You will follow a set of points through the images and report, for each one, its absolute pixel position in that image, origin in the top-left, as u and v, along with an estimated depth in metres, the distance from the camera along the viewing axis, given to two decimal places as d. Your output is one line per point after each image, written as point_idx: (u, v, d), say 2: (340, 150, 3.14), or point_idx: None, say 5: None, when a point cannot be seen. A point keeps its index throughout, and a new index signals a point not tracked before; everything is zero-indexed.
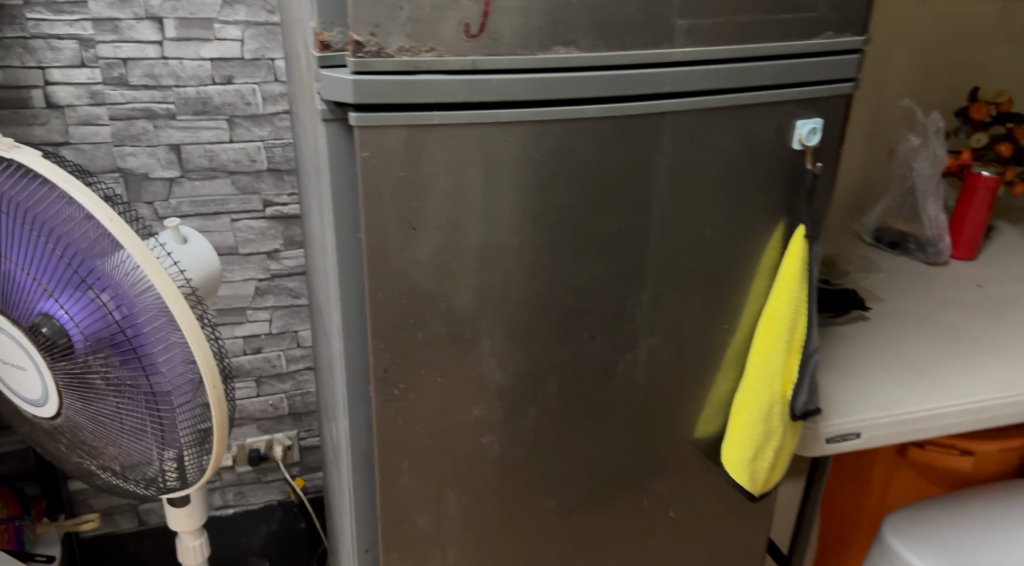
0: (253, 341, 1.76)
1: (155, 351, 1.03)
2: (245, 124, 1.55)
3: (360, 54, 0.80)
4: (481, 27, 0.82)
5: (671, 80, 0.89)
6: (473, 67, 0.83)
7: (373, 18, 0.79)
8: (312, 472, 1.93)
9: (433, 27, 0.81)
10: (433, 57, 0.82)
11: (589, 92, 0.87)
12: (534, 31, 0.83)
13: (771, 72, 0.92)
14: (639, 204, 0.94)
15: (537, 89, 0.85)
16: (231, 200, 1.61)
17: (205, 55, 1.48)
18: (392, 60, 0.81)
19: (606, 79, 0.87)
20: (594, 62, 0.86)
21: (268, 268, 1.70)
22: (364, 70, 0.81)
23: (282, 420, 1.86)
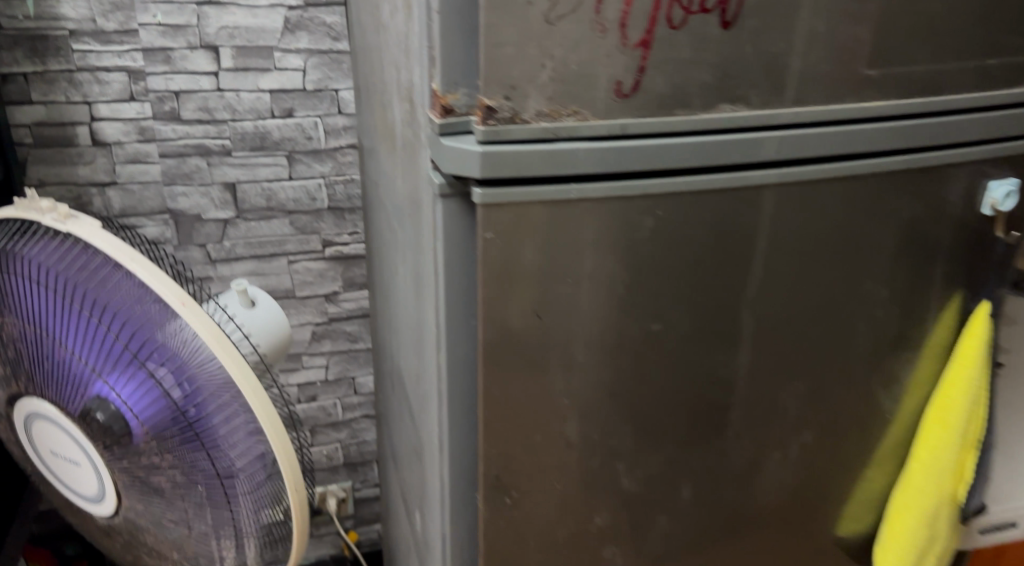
0: (308, 389, 1.63)
1: (223, 441, 0.87)
2: (305, 160, 1.42)
3: (491, 122, 0.66)
4: (635, 85, 0.66)
5: (852, 140, 0.74)
6: (622, 132, 0.68)
7: (509, 79, 0.64)
8: (367, 525, 1.79)
9: (580, 86, 0.66)
10: (576, 122, 0.67)
11: (758, 157, 0.71)
12: (698, 86, 0.67)
13: (962, 127, 0.77)
14: (801, 282, 0.79)
15: (698, 156, 0.70)
16: (289, 241, 1.48)
17: (265, 86, 1.35)
18: (527, 128, 0.66)
19: (780, 142, 0.71)
20: (765, 122, 0.70)
21: (325, 312, 1.57)
22: (493, 139, 0.66)
23: (336, 470, 1.72)
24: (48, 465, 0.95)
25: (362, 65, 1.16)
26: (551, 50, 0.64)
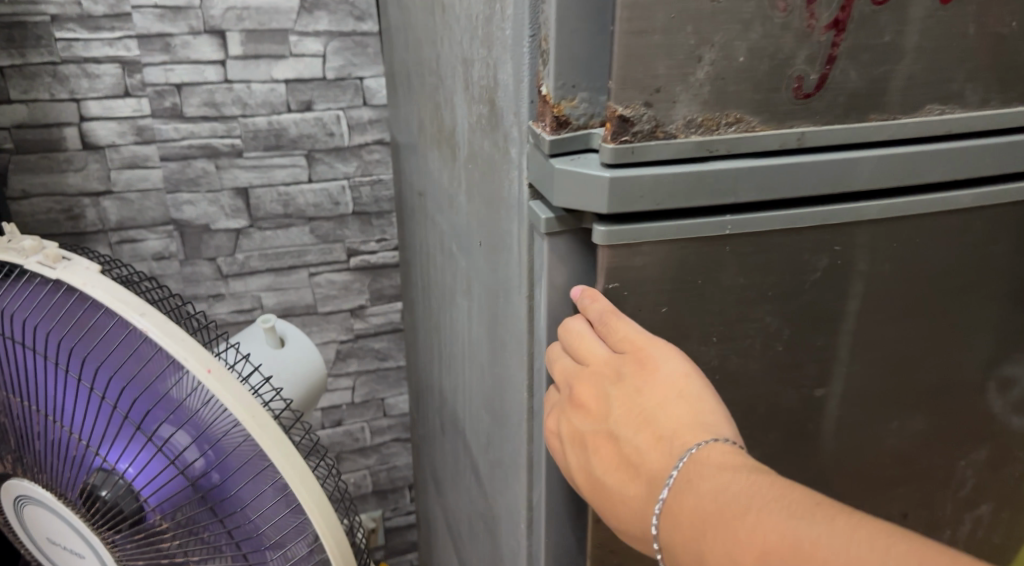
0: (333, 413, 1.47)
1: (256, 515, 0.71)
2: (327, 159, 1.24)
3: (626, 138, 0.48)
4: (819, 82, 0.49)
5: None
6: (797, 144, 0.51)
7: (653, 78, 0.47)
8: (398, 554, 1.65)
9: (746, 85, 0.48)
10: (738, 134, 0.49)
11: (963, 170, 0.54)
12: (895, 79, 0.51)
13: None
14: (985, 325, 0.64)
15: (891, 174, 0.53)
16: (310, 251, 1.30)
17: (278, 76, 1.17)
18: (673, 144, 0.49)
19: (989, 151, 0.55)
20: (973, 125, 0.54)
21: (351, 328, 1.39)
22: (626, 160, 0.49)
23: (365, 498, 1.57)
24: (48, 554, 0.78)
25: (400, 51, 0.97)
26: (711, 37, 0.47)
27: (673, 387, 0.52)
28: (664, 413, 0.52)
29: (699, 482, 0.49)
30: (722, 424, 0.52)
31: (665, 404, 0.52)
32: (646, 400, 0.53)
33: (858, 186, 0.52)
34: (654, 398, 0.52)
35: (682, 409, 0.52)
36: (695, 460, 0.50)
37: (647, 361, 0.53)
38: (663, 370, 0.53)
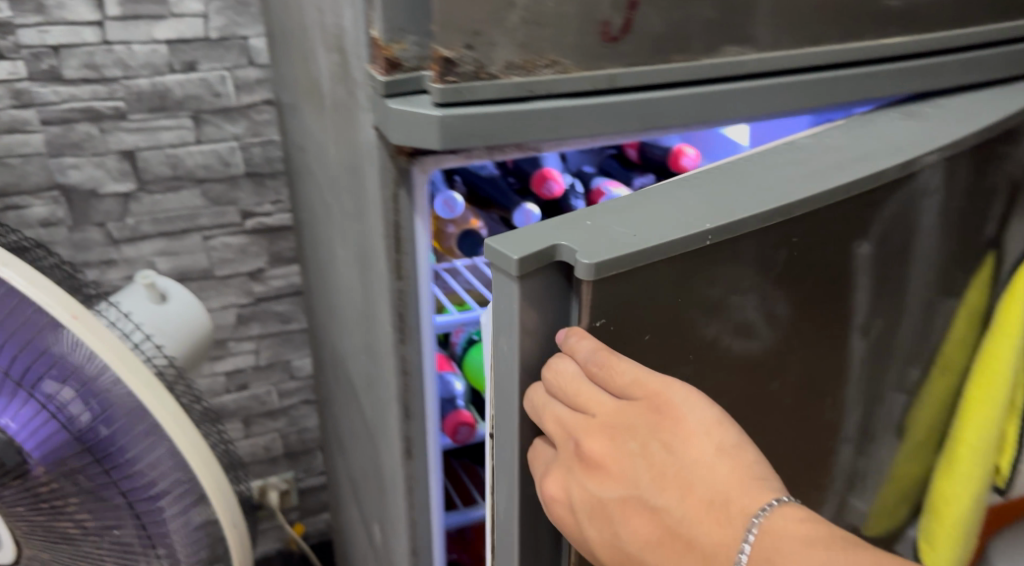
0: (237, 377, 1.46)
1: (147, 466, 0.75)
2: (215, 121, 1.25)
3: (451, 79, 0.52)
4: (626, 27, 0.54)
5: (844, 86, 0.66)
6: (610, 84, 0.56)
7: (473, 24, 0.51)
8: (313, 514, 1.66)
9: (560, 29, 0.53)
10: (556, 75, 0.54)
11: (750, 107, 0.62)
12: (695, 24, 0.57)
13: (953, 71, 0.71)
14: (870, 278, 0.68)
15: (694, 112, 0.59)
16: (202, 214, 1.31)
17: (160, 37, 1.17)
18: (496, 85, 0.53)
19: (776, 91, 0.62)
20: (756, 66, 0.61)
21: (251, 291, 1.40)
22: (454, 100, 0.53)
23: (276, 462, 1.57)
24: None
25: (275, 9, 0.98)
26: None
27: (705, 437, 0.52)
28: (708, 473, 0.52)
29: (780, 558, 0.50)
30: (766, 475, 0.52)
31: (706, 462, 0.52)
32: (682, 459, 0.52)
33: (665, 122, 0.59)
34: (692, 456, 0.52)
35: (719, 462, 0.52)
36: (767, 530, 0.50)
37: (668, 409, 0.52)
38: (691, 420, 0.52)
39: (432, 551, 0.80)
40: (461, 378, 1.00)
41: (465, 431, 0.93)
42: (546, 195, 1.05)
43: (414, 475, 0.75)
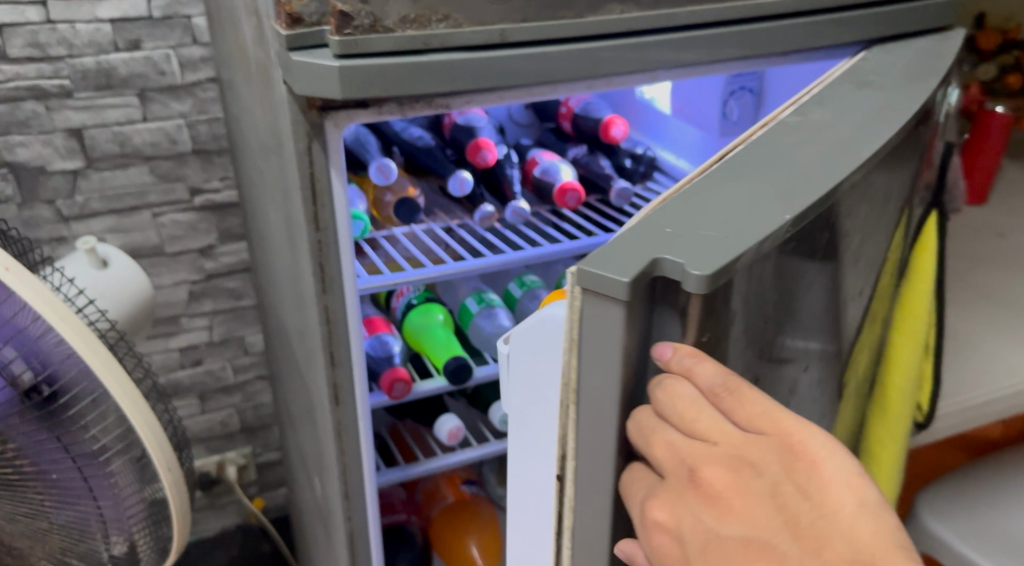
0: (191, 353, 1.47)
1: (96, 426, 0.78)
2: (161, 99, 1.27)
3: (349, 31, 0.56)
4: None
5: (720, 43, 0.72)
6: (501, 39, 0.61)
7: None
8: (273, 489, 1.67)
9: None
10: (448, 29, 0.59)
11: (630, 61, 0.68)
12: None
13: (826, 30, 0.78)
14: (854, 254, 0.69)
15: (578, 65, 0.64)
16: (151, 191, 1.33)
17: (103, 16, 1.20)
18: (393, 37, 0.57)
19: (654, 49, 0.68)
20: (634, 26, 0.67)
21: (202, 268, 1.42)
22: (352, 51, 0.57)
23: (233, 437, 1.58)
24: None
25: None
26: None
27: (842, 486, 0.48)
28: (842, 526, 0.47)
29: None
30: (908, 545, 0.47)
31: (841, 513, 0.47)
32: (813, 508, 0.48)
33: (556, 74, 0.64)
34: (827, 506, 0.48)
35: (859, 516, 0.47)
36: None
37: (801, 452, 0.49)
38: (828, 466, 0.48)
39: (363, 495, 0.84)
40: (399, 340, 1.03)
41: (400, 388, 0.96)
42: (481, 164, 1.08)
43: (343, 421, 0.78)
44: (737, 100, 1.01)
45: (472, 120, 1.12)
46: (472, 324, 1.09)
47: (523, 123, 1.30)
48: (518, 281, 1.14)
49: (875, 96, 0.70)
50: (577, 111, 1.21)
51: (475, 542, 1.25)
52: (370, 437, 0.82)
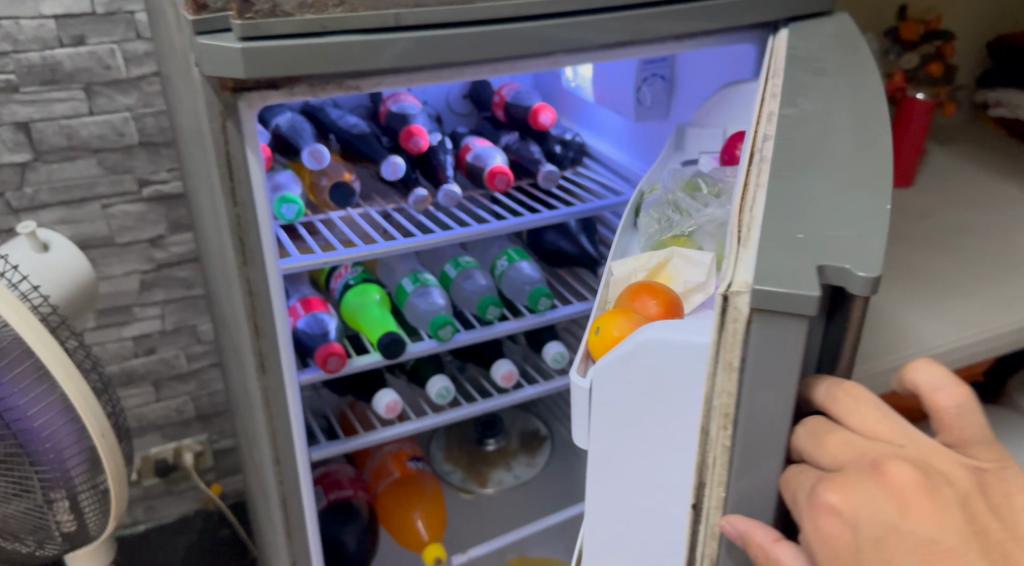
0: (144, 341, 1.51)
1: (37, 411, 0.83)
2: (106, 92, 1.31)
3: (249, 16, 0.61)
4: None
5: (614, 30, 0.77)
6: (395, 23, 0.67)
7: None
8: (230, 475, 1.70)
9: None
10: (344, 13, 0.65)
11: (525, 46, 0.73)
12: None
13: (716, 16, 0.82)
14: None
15: (468, 47, 0.70)
16: (100, 182, 1.36)
17: (47, 12, 1.23)
18: (291, 21, 0.63)
19: (546, 31, 0.73)
20: (525, 12, 0.72)
21: (152, 258, 1.45)
22: (254, 34, 0.62)
23: (188, 424, 1.61)
24: None
25: None
26: None
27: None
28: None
29: None
30: None
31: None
32: (996, 519, 0.52)
33: (449, 54, 0.69)
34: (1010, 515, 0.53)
35: None
36: None
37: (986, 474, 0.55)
38: (1013, 486, 0.54)
39: (294, 460, 0.88)
40: (335, 318, 1.07)
41: (335, 361, 0.99)
42: (414, 149, 1.13)
43: (270, 388, 0.83)
44: (649, 86, 1.06)
45: (405, 108, 1.17)
46: (407, 303, 1.13)
47: (461, 113, 1.36)
48: (454, 262, 1.19)
49: (799, 81, 0.76)
50: (509, 99, 1.27)
51: (420, 515, 1.29)
52: (298, 404, 0.87)
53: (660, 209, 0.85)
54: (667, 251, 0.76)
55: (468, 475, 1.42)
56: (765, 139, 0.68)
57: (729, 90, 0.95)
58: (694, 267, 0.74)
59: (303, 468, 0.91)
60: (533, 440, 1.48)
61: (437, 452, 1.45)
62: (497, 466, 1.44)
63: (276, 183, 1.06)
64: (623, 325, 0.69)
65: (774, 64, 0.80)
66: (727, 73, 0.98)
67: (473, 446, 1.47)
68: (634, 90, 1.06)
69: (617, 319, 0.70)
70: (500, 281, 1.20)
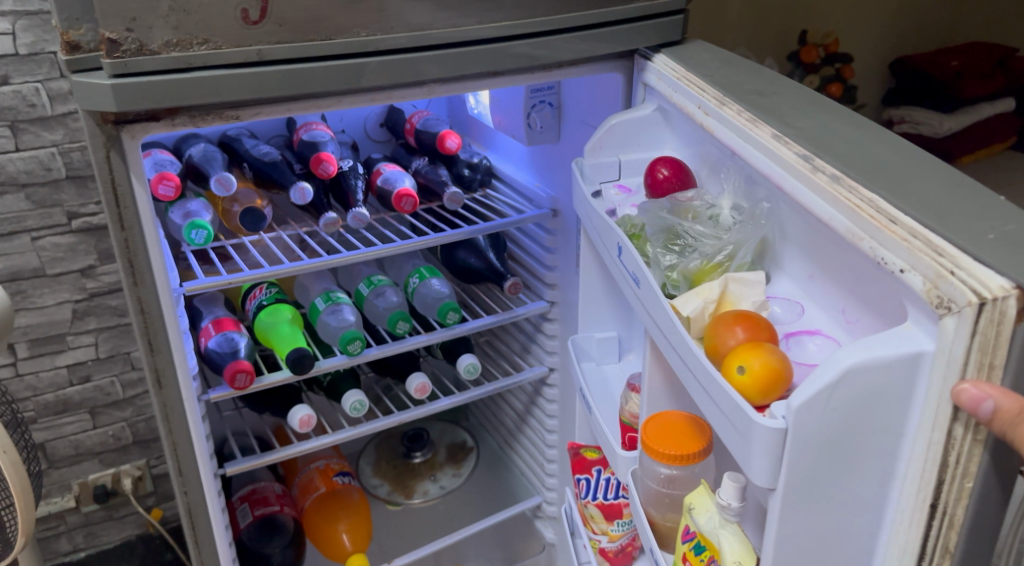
0: (79, 370, 1.49)
1: None
2: (32, 130, 1.31)
3: (116, 55, 0.69)
4: (263, 13, 0.73)
5: (475, 57, 0.84)
6: (259, 58, 0.74)
7: (127, 11, 0.68)
8: (170, 500, 1.69)
9: (205, 15, 0.71)
10: (208, 51, 0.72)
11: (389, 74, 0.80)
12: (327, 12, 0.75)
13: (575, 45, 0.89)
14: None
15: (327, 78, 0.77)
16: (29, 216, 1.35)
17: None
18: (158, 58, 0.71)
19: (408, 63, 0.80)
20: (388, 44, 0.79)
21: (84, 287, 1.44)
22: (123, 71, 0.70)
23: (127, 450, 1.60)
24: None
25: None
26: None
27: None
28: None
29: None
30: None
31: None
32: None
33: (312, 85, 0.77)
34: None
35: None
36: None
37: None
38: None
39: (196, 470, 0.95)
40: (246, 337, 1.11)
41: (243, 379, 1.02)
42: (323, 175, 1.15)
43: (168, 402, 0.89)
44: (538, 112, 1.13)
45: (316, 137, 1.21)
46: (319, 321, 1.18)
47: (378, 140, 1.41)
48: (366, 281, 1.24)
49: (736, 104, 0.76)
50: (418, 127, 1.32)
51: (344, 526, 1.35)
52: (196, 417, 0.93)
53: (667, 240, 0.79)
54: (721, 279, 0.73)
55: (395, 488, 1.50)
56: (810, 155, 0.66)
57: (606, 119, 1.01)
58: (752, 288, 0.72)
59: (208, 461, 0.98)
60: (458, 452, 1.59)
61: (366, 467, 1.54)
62: (423, 477, 1.53)
63: (188, 211, 1.11)
64: (752, 362, 0.63)
65: (701, 87, 0.81)
66: (600, 94, 1.04)
67: (400, 459, 1.56)
68: (524, 116, 1.12)
69: (744, 357, 0.64)
70: (412, 297, 1.26)
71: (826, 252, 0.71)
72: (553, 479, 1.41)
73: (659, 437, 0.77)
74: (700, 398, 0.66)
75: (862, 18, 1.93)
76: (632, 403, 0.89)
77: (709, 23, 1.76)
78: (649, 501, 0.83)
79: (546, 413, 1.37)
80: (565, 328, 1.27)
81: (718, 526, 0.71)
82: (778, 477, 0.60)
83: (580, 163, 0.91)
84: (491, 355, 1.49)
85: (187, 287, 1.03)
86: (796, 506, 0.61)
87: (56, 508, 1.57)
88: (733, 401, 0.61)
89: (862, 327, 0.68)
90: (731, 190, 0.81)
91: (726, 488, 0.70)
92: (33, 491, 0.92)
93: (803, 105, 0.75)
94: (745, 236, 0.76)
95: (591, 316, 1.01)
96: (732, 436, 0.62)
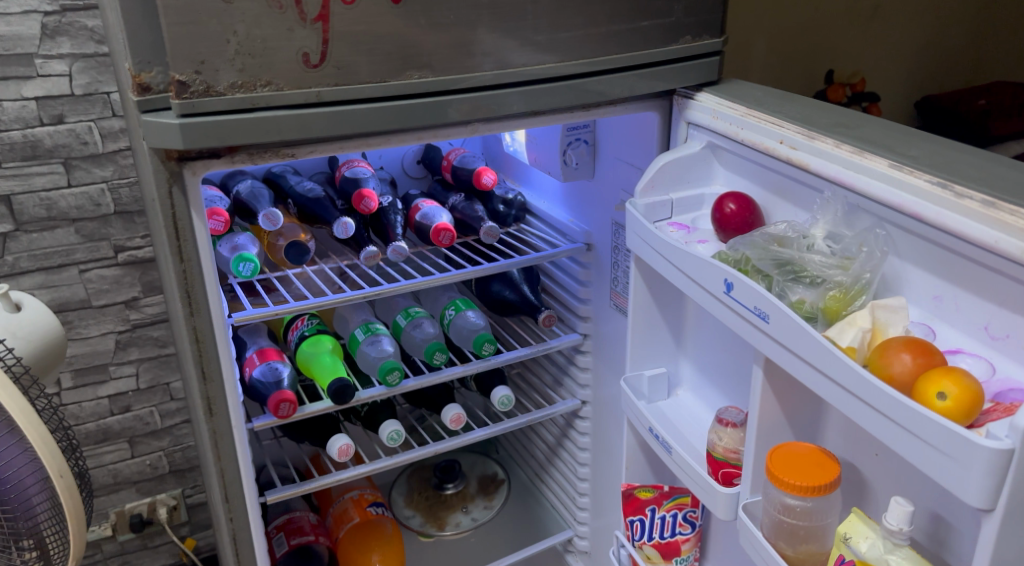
0: (119, 400, 1.52)
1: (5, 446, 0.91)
2: (84, 166, 1.35)
3: (185, 96, 0.74)
4: (323, 56, 0.77)
5: (518, 97, 0.87)
6: (318, 99, 0.78)
7: (196, 55, 0.73)
8: (204, 530, 1.70)
9: (269, 59, 0.75)
10: (271, 92, 0.76)
11: (441, 114, 0.83)
12: (383, 57, 0.79)
13: (620, 85, 0.92)
14: None
15: (380, 118, 0.81)
16: (78, 249, 1.39)
17: (27, 94, 1.27)
18: (224, 99, 0.75)
19: (458, 103, 0.84)
20: (440, 85, 0.83)
21: (127, 319, 1.46)
22: (189, 111, 0.75)
23: (163, 479, 1.61)
24: None
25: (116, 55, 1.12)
26: (234, 26, 0.73)
27: None
28: None
29: None
30: None
31: None
32: None
33: (368, 125, 0.80)
34: None
35: None
36: None
37: None
38: None
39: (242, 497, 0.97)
40: (290, 367, 1.14)
41: (286, 408, 1.05)
42: (365, 211, 1.18)
43: (218, 429, 0.91)
44: (575, 149, 1.16)
45: (358, 173, 1.25)
46: (359, 351, 1.20)
47: (415, 176, 1.45)
48: (404, 312, 1.27)
49: (818, 139, 0.78)
50: (455, 163, 1.36)
51: (379, 557, 1.37)
52: (243, 443, 0.96)
53: (781, 273, 0.78)
54: (867, 309, 0.71)
55: (428, 520, 1.51)
56: (946, 182, 0.67)
57: (646, 158, 1.03)
58: (895, 315, 0.71)
59: (252, 486, 1.00)
60: (489, 483, 1.60)
61: (399, 498, 1.56)
62: (455, 509, 1.54)
63: (235, 244, 1.15)
64: (950, 388, 0.61)
65: (769, 119, 0.84)
66: (633, 130, 1.07)
67: (432, 490, 1.58)
68: (561, 153, 1.15)
69: (938, 383, 0.62)
70: (449, 329, 1.29)
71: (962, 269, 0.68)
72: (584, 513, 1.41)
73: (787, 468, 0.77)
74: (876, 427, 0.64)
75: (881, 60, 1.97)
76: (727, 438, 0.90)
77: (735, 64, 1.79)
78: (779, 536, 0.80)
79: (579, 446, 1.38)
80: (599, 361, 1.29)
81: (886, 551, 0.69)
82: (998, 498, 0.57)
83: (634, 203, 0.92)
84: (523, 388, 1.51)
85: (236, 318, 1.06)
86: (1012, 526, 0.58)
87: (93, 537, 1.59)
88: (942, 425, 0.58)
89: (1016, 341, 0.65)
90: (825, 219, 0.80)
91: (894, 512, 0.68)
92: (85, 514, 0.95)
93: (888, 135, 0.77)
94: (876, 263, 0.74)
95: (641, 354, 1.03)
96: (936, 463, 0.59)
